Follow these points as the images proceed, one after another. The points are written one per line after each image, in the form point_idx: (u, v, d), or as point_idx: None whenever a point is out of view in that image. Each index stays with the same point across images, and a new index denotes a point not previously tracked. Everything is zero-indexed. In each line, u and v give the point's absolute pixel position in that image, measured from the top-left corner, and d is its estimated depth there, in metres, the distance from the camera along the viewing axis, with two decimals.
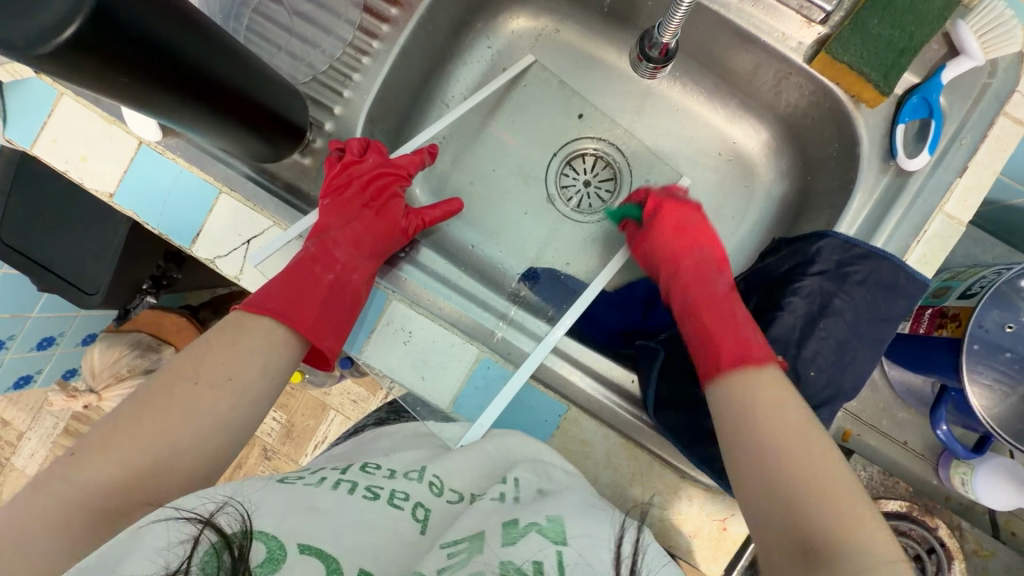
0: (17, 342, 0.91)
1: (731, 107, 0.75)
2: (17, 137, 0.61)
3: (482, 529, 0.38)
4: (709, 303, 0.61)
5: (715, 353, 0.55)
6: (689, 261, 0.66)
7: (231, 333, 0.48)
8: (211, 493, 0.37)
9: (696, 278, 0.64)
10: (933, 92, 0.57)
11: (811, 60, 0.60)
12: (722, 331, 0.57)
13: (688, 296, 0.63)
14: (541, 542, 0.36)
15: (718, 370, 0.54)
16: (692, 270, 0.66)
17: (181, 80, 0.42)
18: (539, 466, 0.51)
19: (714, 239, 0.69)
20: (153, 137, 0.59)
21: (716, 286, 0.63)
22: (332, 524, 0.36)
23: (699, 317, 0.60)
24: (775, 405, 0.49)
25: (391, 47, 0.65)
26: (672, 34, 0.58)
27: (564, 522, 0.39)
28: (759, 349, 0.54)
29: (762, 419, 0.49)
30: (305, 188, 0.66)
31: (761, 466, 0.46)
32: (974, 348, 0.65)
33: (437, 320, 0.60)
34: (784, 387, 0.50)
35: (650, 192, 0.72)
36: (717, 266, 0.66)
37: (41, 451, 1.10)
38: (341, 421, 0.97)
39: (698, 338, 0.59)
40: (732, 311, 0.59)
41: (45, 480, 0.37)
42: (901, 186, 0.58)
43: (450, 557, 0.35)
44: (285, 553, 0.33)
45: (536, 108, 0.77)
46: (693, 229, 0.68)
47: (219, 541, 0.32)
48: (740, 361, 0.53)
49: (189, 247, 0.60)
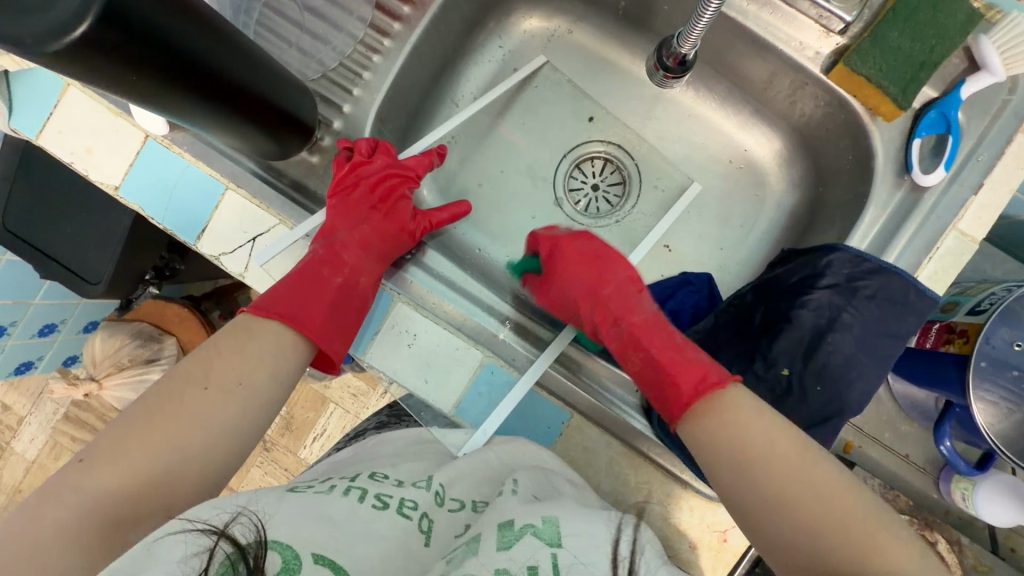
0: (18, 329, 0.91)
1: (744, 115, 0.74)
2: (23, 127, 0.60)
3: (478, 531, 0.38)
4: (646, 329, 0.58)
5: (674, 384, 0.52)
6: (610, 287, 0.63)
7: (240, 337, 0.48)
8: (224, 504, 0.37)
9: (620, 304, 0.61)
10: (952, 108, 0.57)
11: (828, 71, 0.59)
12: (671, 356, 0.53)
13: (622, 326, 0.60)
14: (535, 547, 0.36)
15: (685, 404, 0.50)
16: (615, 296, 0.62)
17: (191, 78, 0.41)
18: (540, 471, 0.51)
19: (623, 260, 0.66)
20: (160, 131, 0.58)
21: (645, 309, 0.61)
22: (346, 535, 0.37)
23: (642, 349, 0.57)
24: (756, 433, 0.46)
25: (403, 46, 0.64)
26: (692, 44, 0.57)
27: (559, 522, 0.38)
28: (712, 369, 0.51)
29: (746, 456, 0.46)
30: (312, 186, 0.66)
31: (761, 505, 0.44)
32: (982, 366, 0.62)
33: (443, 324, 0.59)
34: (755, 407, 0.48)
35: (538, 238, 0.71)
36: (636, 288, 0.64)
37: (41, 436, 1.10)
38: (341, 415, 0.98)
39: (647, 370, 0.55)
40: (669, 335, 0.56)
41: (55, 488, 0.37)
42: (915, 201, 0.57)
43: (451, 561, 0.36)
44: (301, 562, 0.33)
45: (547, 110, 0.77)
46: (610, 260, 0.66)
47: (235, 553, 0.32)
48: (703, 385, 0.50)
49: (193, 243, 0.60)
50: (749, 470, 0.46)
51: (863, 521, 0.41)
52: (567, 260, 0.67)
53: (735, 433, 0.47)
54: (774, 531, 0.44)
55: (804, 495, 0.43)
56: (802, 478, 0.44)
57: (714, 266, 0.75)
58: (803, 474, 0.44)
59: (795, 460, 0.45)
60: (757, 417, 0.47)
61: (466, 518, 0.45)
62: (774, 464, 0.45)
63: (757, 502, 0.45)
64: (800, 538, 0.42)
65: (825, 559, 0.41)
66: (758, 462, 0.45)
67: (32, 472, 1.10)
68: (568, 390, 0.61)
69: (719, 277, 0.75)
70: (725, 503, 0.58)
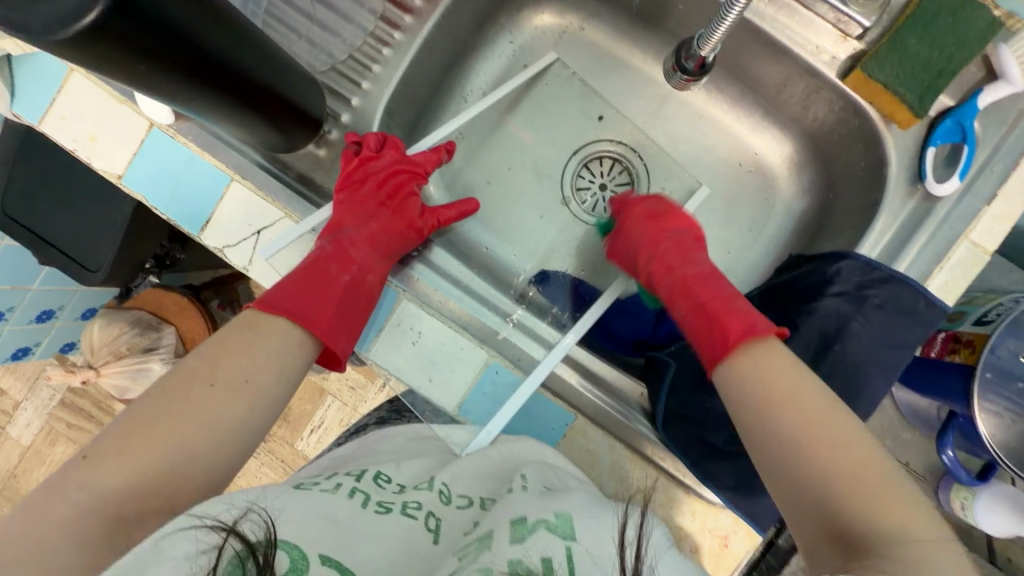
0: (16, 314, 0.90)
1: (755, 118, 0.73)
2: (25, 112, 0.59)
3: (490, 528, 0.37)
4: (700, 281, 0.57)
5: (718, 327, 0.51)
6: (670, 241, 0.63)
7: (248, 334, 0.47)
8: (235, 499, 0.37)
9: (677, 256, 0.61)
10: (968, 116, 0.56)
11: (843, 76, 0.59)
12: (720, 305, 0.53)
13: (676, 277, 0.60)
14: (548, 538, 0.35)
15: (726, 348, 0.50)
16: (674, 251, 0.62)
17: (198, 67, 0.40)
18: (546, 466, 0.50)
19: (690, 222, 0.66)
20: (165, 120, 0.57)
21: (704, 264, 0.60)
22: (350, 537, 0.36)
23: (693, 296, 0.57)
24: (788, 387, 0.44)
25: (414, 40, 0.63)
26: (711, 47, 0.56)
27: (573, 519, 0.37)
28: (760, 321, 0.50)
29: (775, 397, 0.44)
30: (319, 180, 0.65)
31: (781, 458, 0.42)
32: (986, 377, 0.61)
33: (449, 323, 0.59)
34: (793, 361, 0.47)
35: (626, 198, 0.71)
36: (699, 244, 0.63)
37: (37, 422, 1.10)
38: (339, 408, 0.98)
39: (693, 316, 0.55)
40: (722, 287, 0.56)
41: (58, 485, 0.37)
42: (928, 211, 0.57)
43: (463, 558, 0.35)
44: (308, 563, 0.33)
45: (556, 107, 0.76)
46: (679, 218, 0.66)
47: (244, 550, 0.31)
48: (745, 333, 0.49)
49: (197, 235, 0.59)
50: (776, 412, 0.44)
51: (888, 487, 0.38)
52: (634, 216, 0.67)
53: (766, 383, 0.45)
54: (792, 477, 0.41)
55: (826, 444, 0.40)
56: (828, 432, 0.41)
57: (721, 270, 0.75)
58: (829, 427, 0.42)
59: (823, 412, 0.43)
60: (797, 370, 0.46)
61: (474, 513, 0.43)
62: (800, 414, 0.43)
63: (775, 449, 0.43)
64: (819, 488, 0.39)
65: (840, 515, 0.38)
66: (786, 411, 0.43)
67: (27, 458, 1.10)
68: (569, 390, 0.62)
69: (725, 280, 0.75)
70: (727, 509, 0.58)
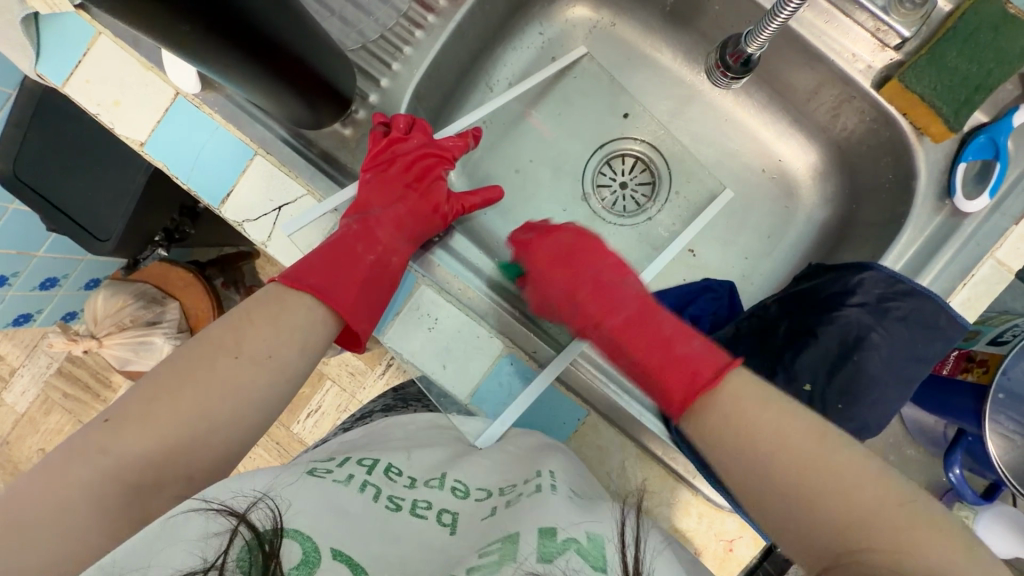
0: (20, 280, 0.89)
1: (782, 123, 0.73)
2: (50, 73, 0.58)
3: (516, 530, 0.36)
4: (632, 329, 0.53)
5: (668, 391, 0.49)
6: (587, 285, 0.57)
7: (273, 308, 0.47)
8: (245, 487, 0.37)
9: (603, 297, 0.56)
10: (1002, 134, 0.56)
11: (878, 86, 0.59)
12: (657, 363, 0.50)
13: (605, 332, 0.55)
14: (582, 567, 0.33)
15: (682, 405, 0.47)
16: (593, 293, 0.57)
17: (236, 33, 0.39)
18: (568, 462, 0.50)
19: (602, 248, 0.60)
20: (192, 90, 0.56)
21: (626, 300, 0.55)
22: (363, 531, 0.36)
23: (628, 355, 0.53)
24: (763, 425, 0.44)
25: (446, 23, 0.63)
26: (760, 45, 0.56)
27: (606, 543, 0.35)
28: (709, 366, 0.47)
29: (747, 436, 0.44)
30: (343, 158, 0.63)
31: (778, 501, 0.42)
32: (998, 398, 0.61)
33: (466, 311, 0.59)
34: (758, 389, 0.46)
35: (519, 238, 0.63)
36: (619, 271, 0.58)
37: (33, 389, 1.09)
38: (337, 393, 0.96)
39: (642, 377, 0.52)
40: (657, 328, 0.52)
41: (79, 447, 0.37)
42: (955, 227, 0.57)
43: (483, 557, 0.34)
44: (320, 556, 0.32)
45: (583, 101, 0.75)
46: (588, 252, 0.60)
47: (253, 539, 0.31)
48: (696, 389, 0.47)
49: (217, 207, 0.59)
50: (749, 450, 0.43)
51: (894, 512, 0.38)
52: (539, 262, 0.60)
53: (731, 417, 0.45)
54: (734, 452, 0.44)
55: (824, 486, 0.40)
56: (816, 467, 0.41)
57: (738, 276, 0.74)
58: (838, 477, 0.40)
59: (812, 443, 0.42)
60: (759, 402, 0.45)
61: (493, 502, 0.43)
62: (779, 446, 0.42)
63: (739, 448, 0.44)
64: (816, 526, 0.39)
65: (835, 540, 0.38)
66: (738, 421, 0.44)
67: (21, 425, 1.09)
68: (581, 384, 0.60)
69: (741, 286, 0.74)
70: (733, 513, 0.58)
